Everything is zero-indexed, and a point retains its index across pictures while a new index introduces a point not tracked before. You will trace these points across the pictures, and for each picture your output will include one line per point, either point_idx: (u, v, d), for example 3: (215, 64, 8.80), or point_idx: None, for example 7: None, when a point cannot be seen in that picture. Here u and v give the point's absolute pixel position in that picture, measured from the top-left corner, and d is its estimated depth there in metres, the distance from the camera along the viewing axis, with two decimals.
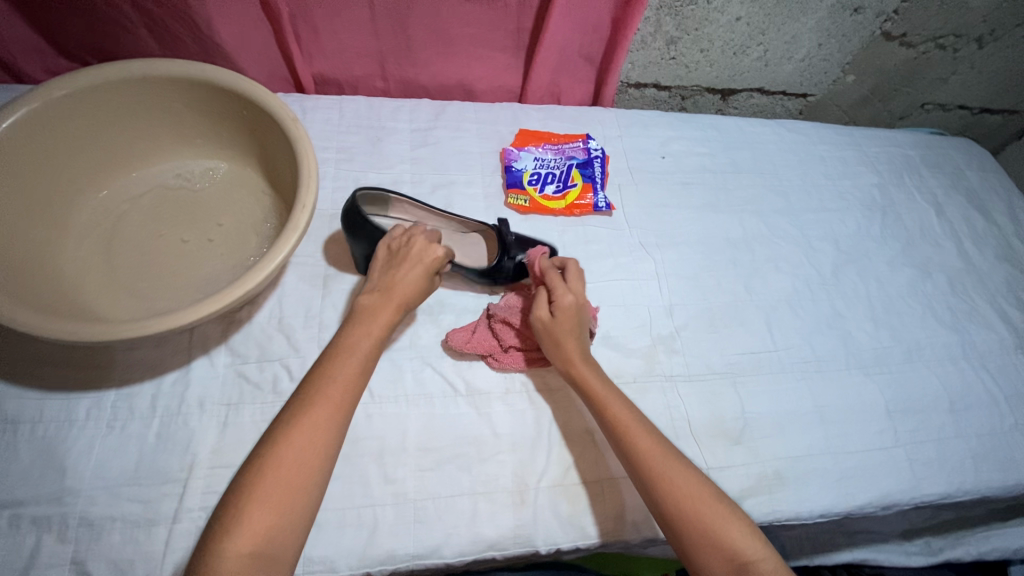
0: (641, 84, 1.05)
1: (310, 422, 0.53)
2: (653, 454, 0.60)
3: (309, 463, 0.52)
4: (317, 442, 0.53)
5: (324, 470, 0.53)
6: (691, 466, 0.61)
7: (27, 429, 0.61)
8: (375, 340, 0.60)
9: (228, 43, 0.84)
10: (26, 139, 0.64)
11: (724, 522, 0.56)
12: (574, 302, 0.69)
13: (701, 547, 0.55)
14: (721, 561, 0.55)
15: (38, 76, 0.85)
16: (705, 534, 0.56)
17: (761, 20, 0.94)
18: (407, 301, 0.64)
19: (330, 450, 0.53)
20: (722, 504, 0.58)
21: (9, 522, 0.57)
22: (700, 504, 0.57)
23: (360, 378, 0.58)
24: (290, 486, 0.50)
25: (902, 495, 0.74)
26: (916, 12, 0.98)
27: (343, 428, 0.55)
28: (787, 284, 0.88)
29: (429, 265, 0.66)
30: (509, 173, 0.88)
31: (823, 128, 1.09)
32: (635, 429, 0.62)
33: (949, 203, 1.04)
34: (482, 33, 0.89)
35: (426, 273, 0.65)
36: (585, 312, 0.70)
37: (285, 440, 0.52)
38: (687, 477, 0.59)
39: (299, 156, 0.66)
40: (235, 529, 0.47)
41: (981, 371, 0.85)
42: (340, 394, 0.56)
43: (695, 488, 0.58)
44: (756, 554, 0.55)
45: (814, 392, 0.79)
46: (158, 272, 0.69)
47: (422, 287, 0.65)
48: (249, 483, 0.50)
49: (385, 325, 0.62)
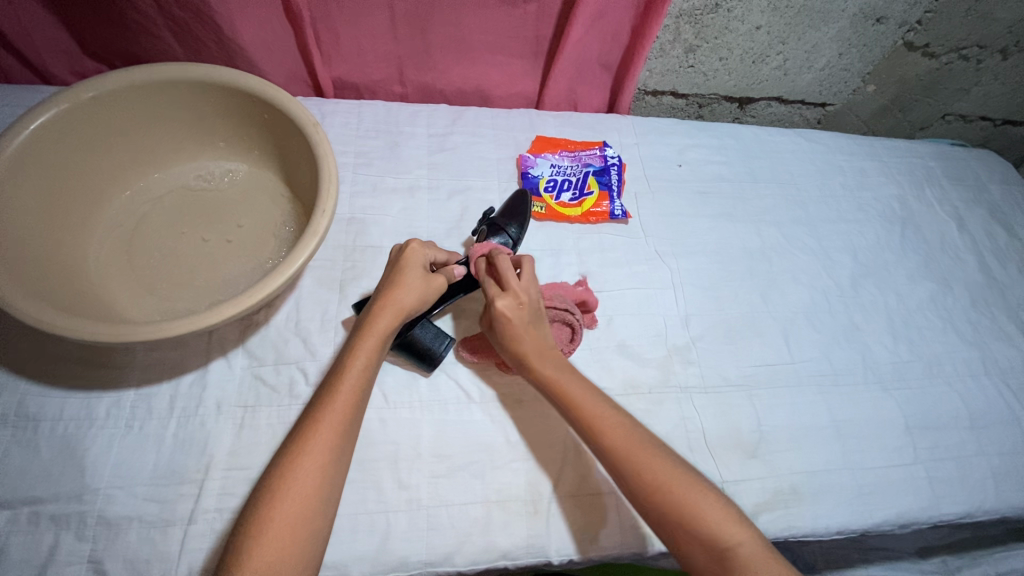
0: (659, 91, 1.04)
1: (305, 455, 0.52)
2: (619, 437, 0.60)
3: (308, 496, 0.51)
4: (316, 475, 0.51)
5: (325, 501, 0.52)
6: (667, 452, 0.60)
7: (47, 427, 0.62)
8: (366, 351, 0.58)
9: (251, 47, 0.84)
10: (54, 140, 0.65)
11: (702, 504, 0.55)
12: (505, 306, 0.64)
13: (679, 533, 0.55)
14: (702, 549, 0.54)
15: (64, 78, 0.87)
16: (686, 520, 0.55)
17: (782, 29, 0.94)
18: (398, 296, 0.61)
19: (328, 482, 0.52)
20: (700, 488, 0.57)
21: (29, 519, 0.58)
22: (671, 488, 0.56)
23: (357, 402, 0.56)
24: (291, 520, 0.49)
25: (920, 513, 0.73)
26: (939, 22, 0.97)
27: (340, 454, 0.54)
28: (805, 296, 0.87)
29: (410, 265, 0.64)
30: (526, 180, 0.88)
31: (842, 138, 1.08)
32: (599, 415, 0.61)
33: (970, 216, 1.02)
34: (501, 39, 0.89)
35: (409, 265, 0.64)
36: (527, 310, 0.65)
37: (285, 474, 0.51)
38: (651, 455, 0.58)
39: (320, 159, 0.66)
40: (240, 566, 0.47)
41: (1002, 388, 0.84)
42: (334, 425, 0.54)
43: (665, 471, 0.57)
44: (734, 538, 0.54)
45: (831, 405, 0.78)
46: (178, 274, 0.69)
47: (408, 279, 0.63)
48: (252, 518, 0.49)
49: (381, 334, 0.59)
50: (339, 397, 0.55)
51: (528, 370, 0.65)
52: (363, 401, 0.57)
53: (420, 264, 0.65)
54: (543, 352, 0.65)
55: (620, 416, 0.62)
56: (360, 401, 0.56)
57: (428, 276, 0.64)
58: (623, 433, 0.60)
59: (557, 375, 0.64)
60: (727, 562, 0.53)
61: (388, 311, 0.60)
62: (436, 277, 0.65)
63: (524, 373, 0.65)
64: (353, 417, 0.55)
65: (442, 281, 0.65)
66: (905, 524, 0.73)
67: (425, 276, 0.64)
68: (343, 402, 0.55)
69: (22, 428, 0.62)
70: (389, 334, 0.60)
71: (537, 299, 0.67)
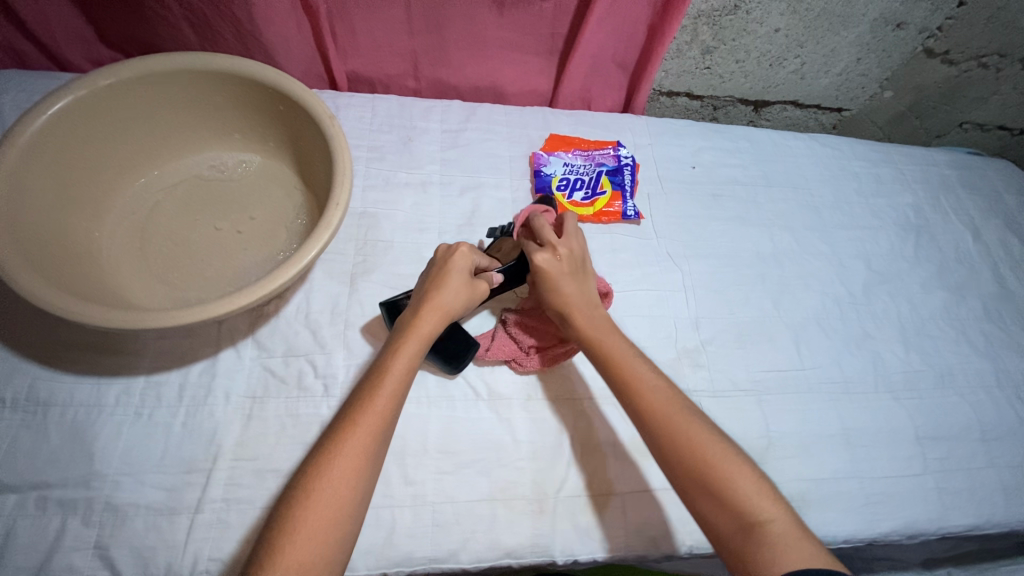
0: (674, 92, 1.03)
1: (340, 455, 0.52)
2: (665, 407, 0.60)
3: (342, 496, 0.50)
4: (351, 476, 0.51)
5: (357, 501, 0.51)
6: (704, 420, 0.59)
7: (56, 412, 0.62)
8: (410, 356, 0.58)
9: (268, 39, 0.84)
10: (71, 126, 0.66)
11: (733, 476, 0.55)
12: (543, 261, 0.67)
13: (704, 497, 0.55)
14: (730, 518, 0.53)
15: (80, 64, 0.87)
16: (711, 485, 0.55)
17: (801, 33, 0.93)
18: (442, 300, 0.62)
19: (362, 483, 0.52)
20: (731, 458, 0.56)
21: (37, 503, 0.58)
22: (699, 455, 0.56)
23: (394, 405, 0.56)
24: (324, 521, 0.49)
25: (929, 524, 0.72)
26: (961, 29, 0.96)
27: (377, 456, 0.53)
28: (816, 302, 0.86)
29: (458, 270, 0.64)
30: (538, 178, 0.88)
31: (857, 144, 1.07)
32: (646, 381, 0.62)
33: (986, 226, 1.01)
34: (517, 37, 0.88)
35: (454, 268, 0.64)
36: (566, 267, 0.68)
37: (319, 474, 0.51)
38: (682, 417, 0.59)
39: (335, 152, 0.66)
40: (268, 564, 0.46)
41: (1014, 401, 0.83)
42: (371, 426, 0.53)
43: (704, 439, 0.57)
44: (767, 514, 0.53)
45: (842, 413, 0.77)
46: (189, 263, 0.69)
47: (452, 282, 0.63)
48: (283, 515, 0.49)
49: (422, 338, 0.59)
50: (377, 398, 0.55)
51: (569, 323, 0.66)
52: (400, 404, 0.57)
53: (466, 268, 0.65)
54: (581, 309, 0.66)
55: (663, 382, 0.62)
56: (397, 404, 0.56)
57: (474, 281, 0.65)
58: (666, 399, 0.60)
59: (606, 332, 0.65)
60: (753, 532, 0.52)
61: (433, 315, 0.61)
62: (479, 283, 0.66)
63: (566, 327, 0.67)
64: (391, 419, 0.55)
65: (485, 287, 0.66)
66: (913, 535, 0.72)
67: (469, 281, 0.65)
68: (380, 404, 0.55)
69: (32, 413, 0.62)
70: (430, 337, 0.60)
71: (579, 261, 0.70)
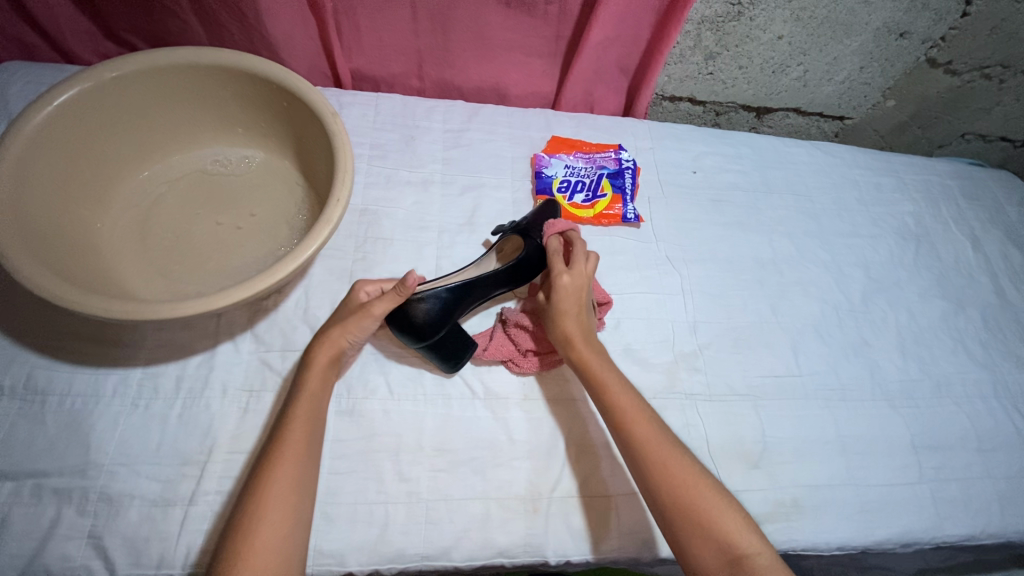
0: (676, 97, 1.04)
1: (275, 479, 0.53)
2: (650, 441, 0.60)
3: (284, 515, 0.52)
4: (289, 497, 0.53)
5: (300, 523, 0.53)
6: (691, 457, 0.60)
7: (54, 402, 0.63)
8: (313, 388, 0.60)
9: (274, 36, 0.85)
10: (76, 118, 0.66)
11: (721, 514, 0.56)
12: (567, 282, 0.68)
13: (689, 532, 0.56)
14: (716, 555, 0.54)
15: (85, 57, 0.88)
16: (698, 520, 0.56)
17: (804, 40, 0.93)
18: (323, 341, 0.63)
19: (298, 504, 0.53)
20: (717, 498, 0.57)
21: (32, 491, 0.58)
22: (687, 491, 0.57)
23: (312, 428, 0.58)
24: (268, 541, 0.50)
25: (924, 533, 0.72)
26: (964, 40, 0.96)
27: (311, 473, 0.56)
28: (815, 308, 0.86)
29: (346, 309, 0.65)
30: (539, 179, 0.88)
31: (859, 153, 1.07)
32: (633, 416, 0.62)
33: (986, 237, 1.01)
34: (521, 39, 0.89)
35: (342, 307, 0.65)
36: (586, 295, 0.70)
37: (259, 497, 0.52)
38: (669, 453, 0.60)
39: (337, 149, 0.67)
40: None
41: (1012, 413, 0.83)
42: (296, 449, 0.55)
43: (692, 477, 0.58)
44: (755, 548, 0.54)
45: (837, 420, 0.77)
46: (189, 256, 0.70)
47: (337, 320, 0.64)
48: (235, 536, 0.50)
49: (322, 366, 0.61)
50: (294, 426, 0.57)
51: (571, 348, 0.67)
52: (318, 425, 0.59)
53: (353, 305, 0.65)
54: (588, 337, 0.68)
55: (655, 422, 0.62)
56: (315, 426, 0.58)
57: (357, 315, 0.63)
58: (656, 438, 0.60)
59: (595, 359, 0.66)
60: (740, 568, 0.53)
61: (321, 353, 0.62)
62: (362, 313, 0.63)
63: (566, 352, 0.67)
64: (313, 445, 0.57)
65: (370, 318, 0.63)
66: (907, 544, 0.72)
67: (351, 315, 0.63)
68: (298, 428, 0.57)
69: (30, 402, 0.62)
70: (319, 374, 0.61)
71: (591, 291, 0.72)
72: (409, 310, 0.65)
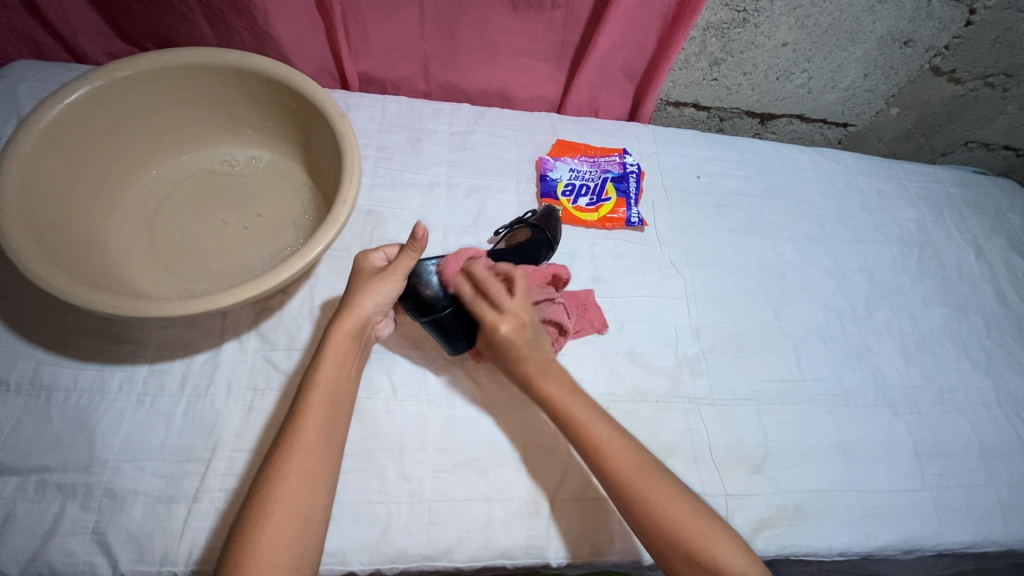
0: (681, 103, 1.04)
1: (287, 474, 0.53)
2: (632, 468, 0.59)
3: (297, 509, 0.52)
4: (303, 490, 0.53)
5: (311, 524, 0.53)
6: (679, 486, 0.59)
7: (60, 398, 0.63)
8: (331, 369, 0.59)
9: (281, 37, 0.86)
10: (86, 117, 0.67)
11: (715, 543, 0.55)
12: (505, 328, 0.63)
13: (679, 562, 0.56)
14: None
15: (95, 57, 0.89)
16: (692, 554, 0.55)
17: (808, 48, 0.94)
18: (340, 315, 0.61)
19: (311, 498, 0.53)
20: (707, 525, 0.56)
21: (36, 487, 0.58)
22: (675, 523, 0.56)
23: (329, 416, 0.57)
24: (281, 536, 0.50)
25: (926, 540, 0.72)
26: (968, 48, 0.97)
27: (327, 466, 0.56)
28: (818, 313, 0.87)
29: (359, 277, 0.63)
30: (544, 182, 0.89)
31: (862, 160, 1.07)
32: (608, 446, 0.60)
33: (989, 245, 1.01)
34: (526, 43, 0.89)
35: (355, 277, 0.63)
36: (529, 328, 0.64)
37: (272, 492, 0.52)
38: (656, 488, 0.58)
39: (345, 150, 0.67)
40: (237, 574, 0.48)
41: (1015, 421, 0.83)
42: (311, 443, 0.55)
43: (681, 510, 0.57)
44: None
45: (840, 425, 0.77)
46: (196, 254, 0.70)
47: (354, 292, 0.62)
48: (245, 532, 0.50)
49: (341, 348, 0.60)
50: (310, 415, 0.56)
51: (532, 389, 0.63)
52: (336, 412, 0.58)
53: (366, 272, 0.63)
54: (549, 369, 0.63)
55: (636, 451, 0.60)
56: (332, 413, 0.58)
57: (372, 281, 0.62)
58: (640, 469, 0.59)
59: (561, 394, 0.62)
60: None
61: (339, 331, 0.60)
62: (378, 278, 0.62)
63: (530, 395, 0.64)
64: (328, 440, 0.57)
65: (390, 280, 0.62)
66: (909, 550, 0.72)
67: (367, 283, 0.62)
68: (313, 418, 0.56)
69: (36, 397, 0.63)
70: (339, 352, 0.60)
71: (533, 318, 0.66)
72: (417, 284, 0.65)
